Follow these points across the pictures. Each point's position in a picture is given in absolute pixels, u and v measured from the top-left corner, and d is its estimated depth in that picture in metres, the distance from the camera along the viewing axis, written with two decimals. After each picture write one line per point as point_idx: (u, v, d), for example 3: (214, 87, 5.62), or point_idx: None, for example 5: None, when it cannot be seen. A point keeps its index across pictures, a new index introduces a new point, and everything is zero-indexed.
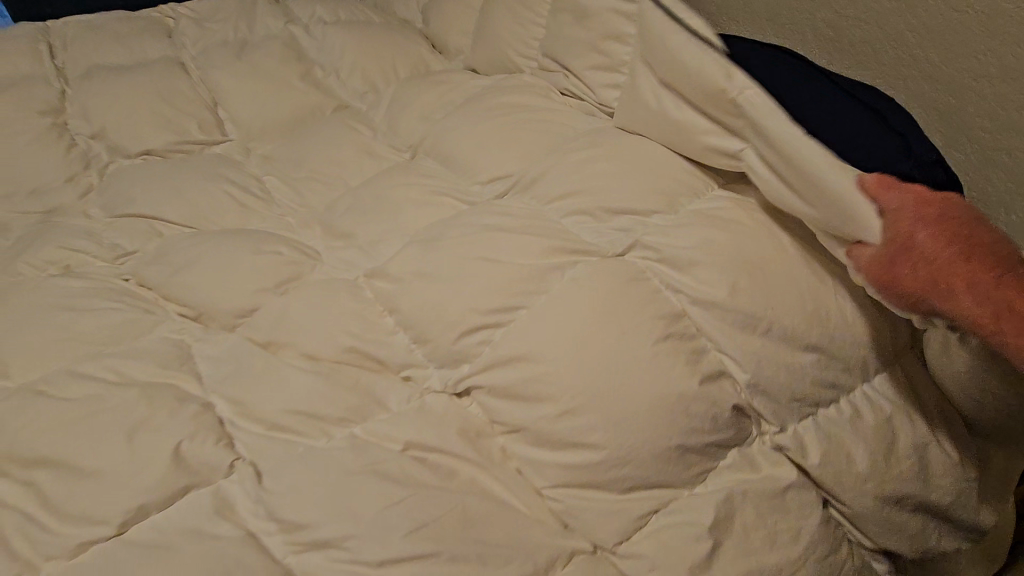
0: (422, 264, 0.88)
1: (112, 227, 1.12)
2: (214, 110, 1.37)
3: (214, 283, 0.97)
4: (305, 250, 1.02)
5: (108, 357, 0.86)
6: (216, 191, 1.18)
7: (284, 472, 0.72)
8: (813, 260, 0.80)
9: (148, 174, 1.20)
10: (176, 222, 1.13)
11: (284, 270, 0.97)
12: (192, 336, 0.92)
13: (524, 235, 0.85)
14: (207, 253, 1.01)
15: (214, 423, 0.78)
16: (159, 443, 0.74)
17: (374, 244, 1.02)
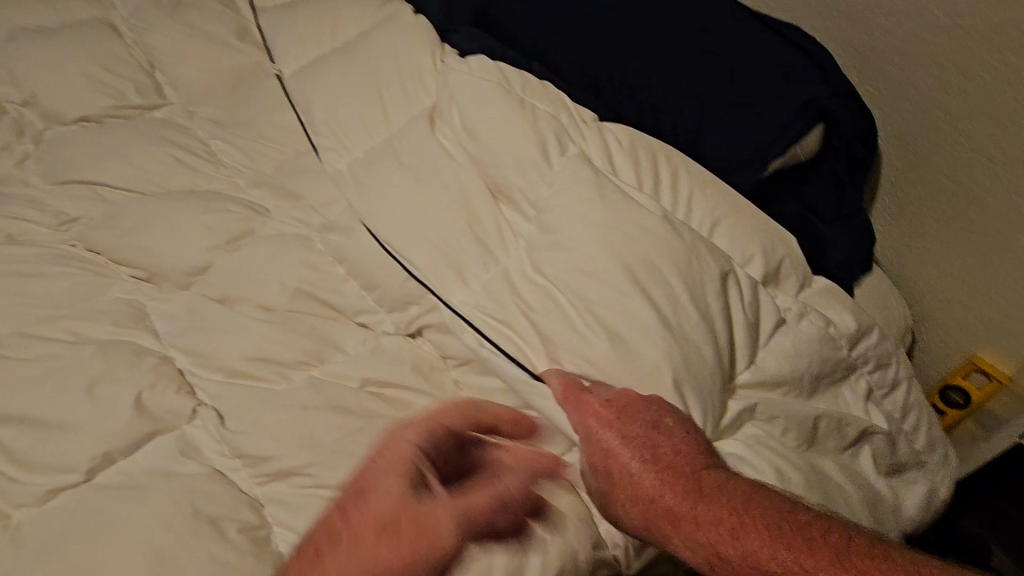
0: (370, 214, 0.90)
1: (53, 195, 1.10)
2: (151, 72, 1.33)
3: (164, 243, 0.97)
4: (254, 207, 1.03)
5: (61, 320, 0.87)
6: (160, 154, 1.16)
7: (247, 414, 0.76)
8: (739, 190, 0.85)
9: (86, 140, 1.18)
10: (120, 187, 1.12)
11: (236, 227, 0.99)
12: (146, 297, 0.93)
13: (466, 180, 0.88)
14: (154, 215, 1.01)
15: (175, 373, 0.81)
16: (120, 395, 0.76)
17: (323, 199, 1.03)
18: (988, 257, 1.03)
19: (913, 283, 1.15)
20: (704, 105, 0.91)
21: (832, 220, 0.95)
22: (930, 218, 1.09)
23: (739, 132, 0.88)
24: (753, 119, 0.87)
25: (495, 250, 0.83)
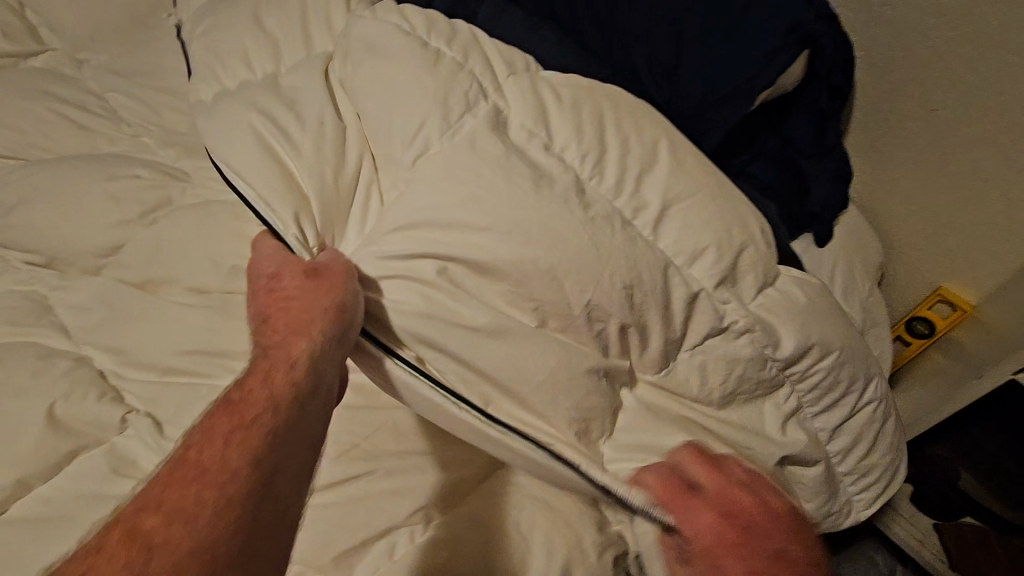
0: None
1: None
2: (24, 16, 1.13)
3: (59, 221, 0.81)
4: (170, 171, 0.87)
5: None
6: (42, 113, 0.97)
7: (187, 418, 0.65)
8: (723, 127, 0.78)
9: None
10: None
11: (148, 197, 0.83)
12: (48, 288, 0.79)
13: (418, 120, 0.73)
14: (41, 187, 0.84)
15: (93, 377, 0.68)
16: (25, 409, 0.64)
17: None
18: (961, 188, 1.01)
19: (885, 216, 1.13)
20: (681, 32, 0.82)
21: (811, 160, 0.90)
22: (904, 150, 1.06)
23: (723, 60, 0.79)
24: (736, 48, 0.79)
25: None
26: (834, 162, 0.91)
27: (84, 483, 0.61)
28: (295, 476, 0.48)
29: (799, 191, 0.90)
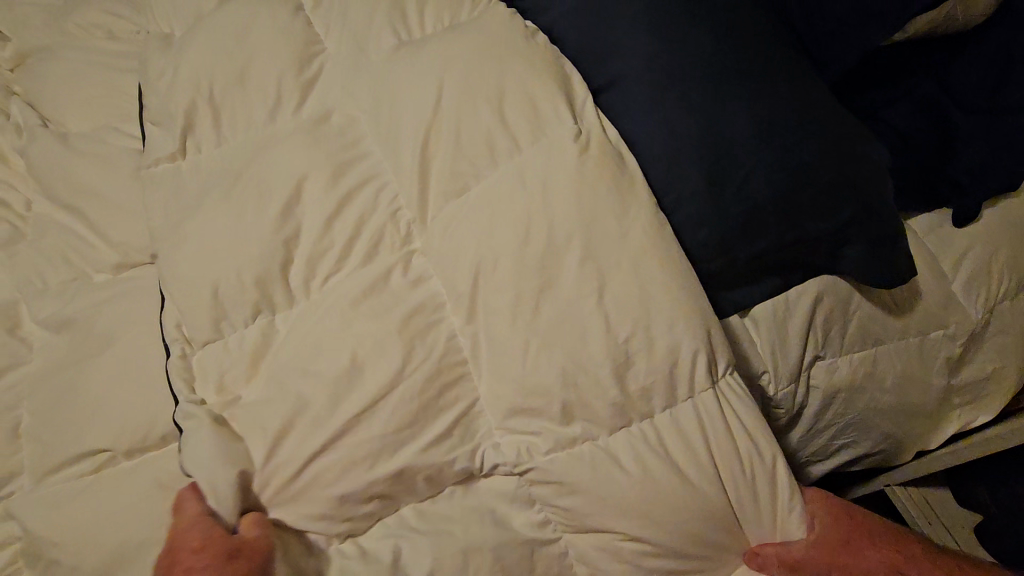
0: (338, 99, 0.79)
1: (26, 75, 0.98)
2: None
3: (115, 132, 0.87)
4: (209, 88, 0.82)
5: (28, 129, 0.88)
6: (102, 10, 1.03)
7: (194, 333, 0.66)
8: (787, 86, 0.67)
9: (46, 12, 1.07)
10: (70, 61, 0.97)
11: (170, 116, 0.83)
12: (87, 225, 0.79)
13: (434, 89, 0.72)
14: (102, 94, 0.91)
15: (122, 304, 0.71)
16: (89, 333, 0.69)
17: (278, 42, 0.84)
18: None
19: None
20: None
21: (949, 116, 0.74)
22: None
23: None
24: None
25: (466, 177, 0.68)
26: (983, 121, 0.73)
27: (91, 277, 0.76)
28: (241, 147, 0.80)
29: (940, 146, 0.73)
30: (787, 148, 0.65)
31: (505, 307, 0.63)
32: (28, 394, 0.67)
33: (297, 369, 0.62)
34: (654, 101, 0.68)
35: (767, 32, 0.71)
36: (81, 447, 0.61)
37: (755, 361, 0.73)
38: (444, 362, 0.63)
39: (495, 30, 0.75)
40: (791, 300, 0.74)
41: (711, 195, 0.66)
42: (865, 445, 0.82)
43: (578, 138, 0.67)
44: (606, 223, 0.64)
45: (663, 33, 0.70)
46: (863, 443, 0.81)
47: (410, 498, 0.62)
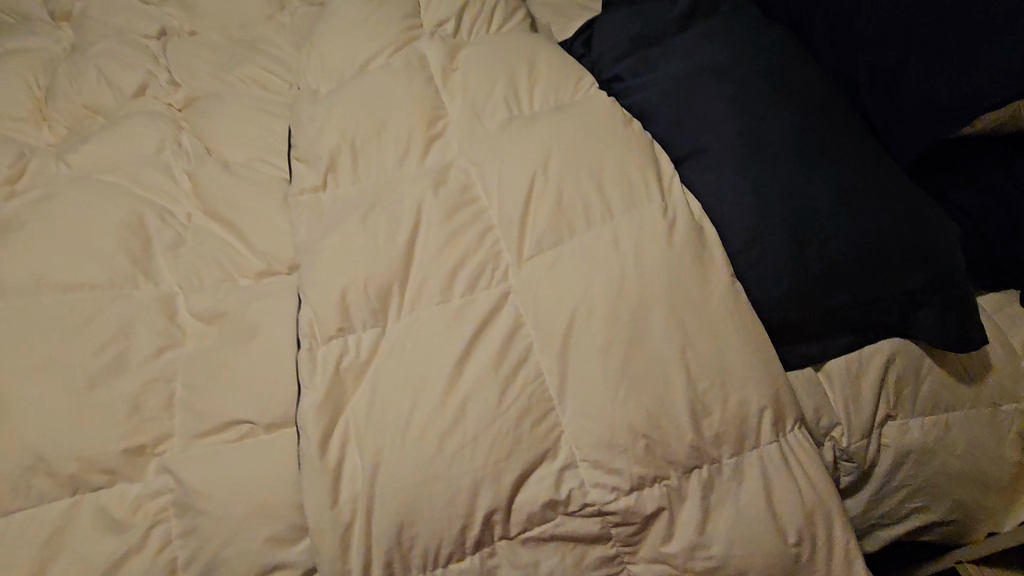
0: (461, 153, 0.92)
1: (190, 114, 1.16)
2: (250, 40, 1.35)
3: (265, 165, 1.02)
4: (350, 134, 0.97)
5: (196, 157, 1.05)
6: (260, 69, 1.23)
7: (315, 328, 0.74)
8: (862, 165, 0.76)
9: (209, 67, 1.27)
10: (229, 107, 1.14)
11: (313, 153, 0.97)
12: (237, 239, 0.92)
13: (548, 145, 0.84)
14: (254, 134, 1.07)
15: (259, 302, 0.81)
16: (232, 326, 0.79)
17: (411, 103, 1.00)
18: None
19: None
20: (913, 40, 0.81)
21: None
22: None
23: (967, 59, 0.75)
24: (887, 85, 0.82)
25: (572, 213, 0.76)
26: None
27: (237, 281, 0.88)
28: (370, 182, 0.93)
29: (1008, 229, 0.79)
30: (863, 219, 0.73)
31: (600, 334, 0.66)
32: (181, 371, 0.76)
33: (402, 373, 0.67)
34: (742, 169, 0.78)
35: (843, 119, 0.81)
36: (230, 417, 0.69)
37: (829, 414, 0.77)
38: (540, 384, 0.66)
39: (601, 109, 0.89)
40: (864, 359, 0.79)
41: (793, 252, 0.73)
42: (933, 513, 0.82)
43: (673, 195, 0.77)
44: (698, 261, 0.69)
45: (751, 115, 0.82)
46: (931, 510, 0.82)
47: (486, 529, 0.60)
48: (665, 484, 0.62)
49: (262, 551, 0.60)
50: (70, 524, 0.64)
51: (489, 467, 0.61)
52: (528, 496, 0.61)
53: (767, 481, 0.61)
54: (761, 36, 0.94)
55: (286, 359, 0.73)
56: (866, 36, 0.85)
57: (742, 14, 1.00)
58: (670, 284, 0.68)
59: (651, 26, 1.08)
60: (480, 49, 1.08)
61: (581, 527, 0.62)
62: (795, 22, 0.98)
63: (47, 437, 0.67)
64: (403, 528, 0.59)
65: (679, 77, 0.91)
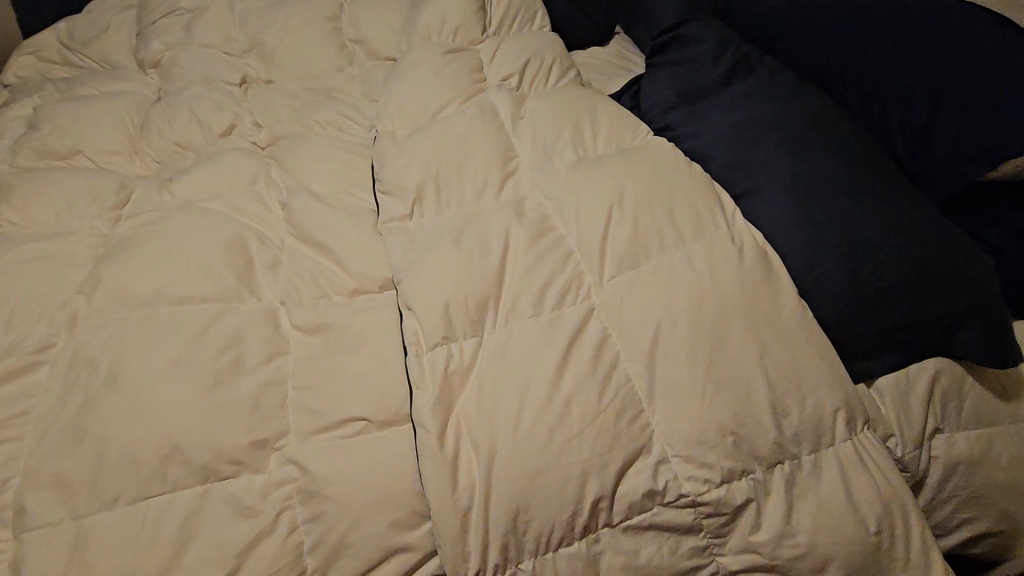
0: (535, 188, 1.03)
1: (274, 150, 1.27)
2: (322, 88, 1.48)
3: (350, 197, 1.13)
4: (432, 170, 1.08)
5: (286, 188, 1.15)
6: (335, 113, 1.36)
7: (420, 338, 0.82)
8: (903, 203, 0.87)
9: (286, 109, 1.39)
10: (311, 144, 1.25)
11: (399, 186, 1.07)
12: (331, 261, 1.01)
13: (620, 181, 0.95)
14: (337, 168, 1.18)
15: (360, 316, 0.89)
16: (336, 336, 0.87)
17: (487, 145, 1.11)
18: None
19: None
20: (940, 98, 0.93)
21: None
22: None
23: (989, 115, 0.87)
24: (918, 139, 0.95)
25: (649, 240, 0.86)
26: None
27: (333, 298, 0.96)
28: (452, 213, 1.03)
29: None
30: (909, 248, 0.83)
31: (685, 343, 0.74)
32: (292, 375, 0.83)
33: (507, 375, 0.74)
34: (796, 205, 0.89)
35: (882, 165, 0.93)
36: (346, 414, 0.76)
37: (884, 426, 0.84)
38: (633, 387, 0.74)
39: (663, 151, 1.01)
40: (912, 376, 0.87)
41: (848, 276, 0.83)
42: (983, 525, 0.87)
43: (737, 226, 0.88)
44: (767, 281, 0.79)
45: (800, 159, 0.93)
46: (981, 522, 0.87)
47: (593, 516, 0.66)
48: (752, 479, 0.68)
49: (387, 534, 0.66)
50: (202, 510, 0.69)
51: (595, 458, 0.67)
52: (628, 487, 0.68)
53: (844, 475, 0.68)
54: (801, 94, 1.07)
55: (395, 364, 0.80)
56: (897, 99, 0.99)
57: (779, 75, 1.14)
58: (745, 299, 0.77)
59: (696, 83, 1.22)
60: (544, 100, 1.21)
61: (677, 517, 0.68)
62: (829, 84, 1.13)
63: (182, 430, 0.73)
64: (518, 513, 0.65)
65: (731, 126, 1.04)
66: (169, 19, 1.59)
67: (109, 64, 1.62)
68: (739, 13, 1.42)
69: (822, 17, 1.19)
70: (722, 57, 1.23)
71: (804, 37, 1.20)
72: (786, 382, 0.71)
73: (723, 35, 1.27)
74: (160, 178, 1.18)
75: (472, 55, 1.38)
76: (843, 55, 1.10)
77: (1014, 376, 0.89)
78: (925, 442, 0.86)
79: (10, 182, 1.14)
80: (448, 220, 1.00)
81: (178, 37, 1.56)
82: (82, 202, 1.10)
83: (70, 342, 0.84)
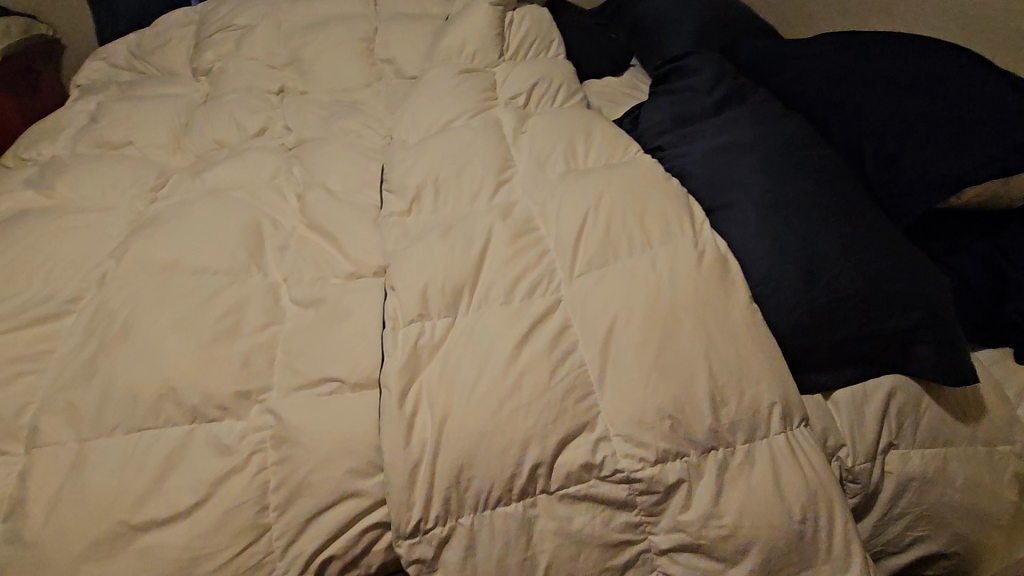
0: (524, 194, 1.11)
1: (298, 151, 1.40)
2: (349, 99, 1.62)
3: (358, 195, 1.23)
4: (433, 174, 1.18)
5: (303, 184, 1.26)
6: (358, 122, 1.48)
7: (397, 315, 0.89)
8: (865, 223, 0.91)
9: (313, 116, 1.52)
10: (330, 147, 1.37)
11: (402, 186, 1.17)
12: (333, 248, 1.11)
13: (600, 190, 1.02)
14: (351, 169, 1.29)
15: (350, 295, 0.98)
16: (325, 310, 0.95)
17: (486, 154, 1.21)
18: None
19: None
20: (912, 129, 0.98)
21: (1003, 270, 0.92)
22: None
23: (952, 147, 0.92)
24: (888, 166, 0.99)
25: (618, 242, 0.93)
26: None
27: (330, 279, 1.05)
28: (446, 212, 1.12)
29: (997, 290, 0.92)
30: (865, 264, 0.87)
31: (636, 333, 0.80)
32: (281, 340, 0.91)
33: (470, 350, 0.81)
34: (761, 220, 0.94)
35: (850, 188, 0.97)
36: (324, 376, 0.83)
37: (835, 435, 0.87)
38: (583, 370, 0.79)
39: (645, 166, 1.08)
40: (868, 391, 0.90)
41: (803, 287, 0.87)
42: (935, 545, 0.88)
43: (702, 235, 0.94)
44: (721, 284, 0.84)
45: (770, 178, 0.99)
46: (934, 542, 0.88)
47: (530, 481, 0.72)
48: (686, 461, 0.73)
49: (343, 480, 0.73)
50: (184, 446, 0.76)
51: (538, 428, 0.73)
52: (567, 458, 0.73)
53: (774, 466, 0.72)
54: (784, 120, 1.13)
55: (373, 337, 0.88)
56: (873, 129, 1.04)
57: (767, 104, 1.21)
58: (698, 298, 0.82)
59: (690, 110, 1.29)
60: (544, 118, 1.30)
61: (611, 491, 0.72)
62: (814, 115, 1.18)
63: (177, 375, 0.82)
64: (462, 471, 0.71)
65: (712, 148, 1.10)
66: (222, 34, 1.78)
67: (166, 71, 1.81)
68: (741, 50, 1.49)
69: (813, 56, 1.26)
70: (717, 87, 1.30)
71: (797, 72, 1.27)
72: (727, 375, 0.76)
73: (720, 67, 1.34)
74: (195, 169, 1.32)
75: (486, 76, 1.49)
76: (828, 90, 1.16)
77: (973, 400, 0.91)
78: (878, 457, 0.88)
79: (67, 164, 1.29)
80: (441, 218, 1.09)
81: (229, 51, 1.74)
82: (125, 184, 1.24)
83: (95, 297, 0.95)
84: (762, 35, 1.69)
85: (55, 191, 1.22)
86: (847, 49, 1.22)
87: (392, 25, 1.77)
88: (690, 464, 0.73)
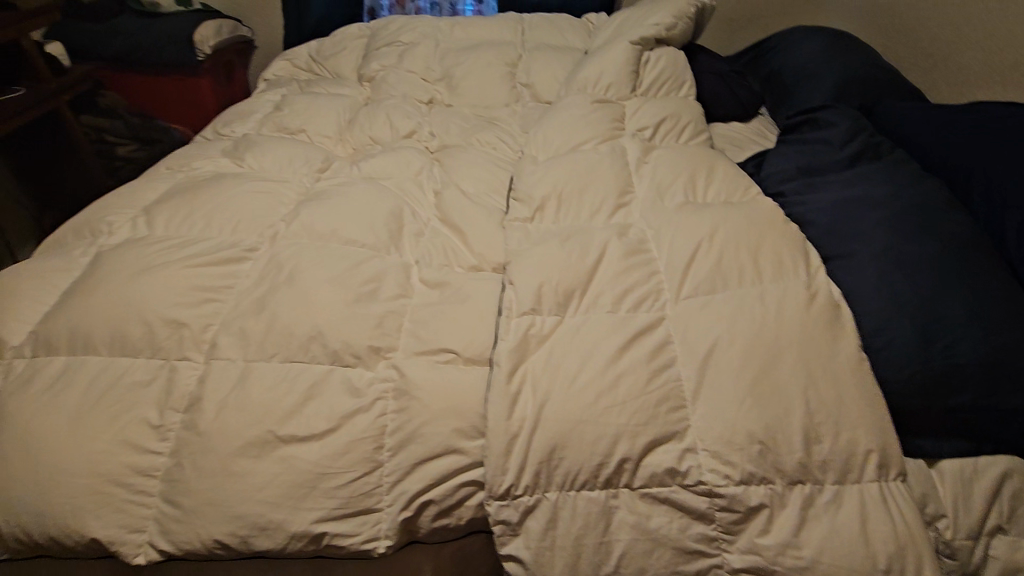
0: (641, 218, 1.18)
1: (439, 154, 1.57)
2: (488, 115, 1.78)
3: (487, 198, 1.36)
4: (558, 189, 1.28)
5: (441, 183, 1.42)
6: (494, 136, 1.64)
7: (513, 305, 0.99)
8: (998, 293, 0.88)
9: (456, 126, 1.70)
10: (468, 154, 1.52)
11: (528, 196, 1.28)
12: (460, 241, 1.23)
13: (717, 223, 1.07)
14: (484, 176, 1.43)
15: (471, 282, 1.09)
16: (449, 292, 1.07)
17: (610, 177, 1.29)
18: None
19: None
20: None
21: None
22: None
23: None
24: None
25: (729, 273, 0.97)
26: None
27: (454, 267, 1.17)
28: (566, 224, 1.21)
29: None
30: (992, 334, 0.84)
31: (737, 358, 0.83)
32: (409, 311, 1.04)
33: (575, 347, 0.89)
34: (881, 274, 0.94)
35: (987, 256, 0.94)
36: (442, 347, 0.95)
37: (934, 503, 0.84)
38: (679, 383, 0.84)
39: (765, 207, 1.11)
40: (978, 467, 0.85)
41: (918, 346, 0.86)
42: None
43: (816, 279, 0.95)
44: (830, 327, 0.86)
45: (897, 235, 0.98)
46: None
47: (615, 473, 0.77)
48: (770, 487, 0.75)
49: (449, 436, 0.83)
50: (324, 381, 0.90)
51: (630, 426, 0.79)
52: (653, 460, 0.78)
53: (862, 511, 0.72)
54: (921, 182, 1.11)
55: (489, 321, 0.98)
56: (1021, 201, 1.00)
57: (904, 164, 1.19)
58: (804, 336, 0.84)
59: (819, 161, 1.30)
60: (669, 151, 1.37)
61: (691, 500, 0.76)
62: (956, 180, 1.15)
63: (326, 323, 0.97)
64: (555, 449, 0.78)
65: (838, 199, 1.11)
66: (388, 48, 2.03)
67: (338, 75, 2.09)
68: (883, 109, 1.47)
69: (962, 123, 1.23)
70: (851, 142, 1.30)
71: (943, 136, 1.24)
72: (825, 414, 0.77)
73: (857, 123, 1.34)
74: (353, 159, 1.53)
75: (618, 108, 1.59)
76: (975, 157, 1.13)
77: None
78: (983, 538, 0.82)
79: (256, 141, 1.55)
80: (560, 229, 1.19)
81: (392, 63, 1.98)
82: (298, 164, 1.47)
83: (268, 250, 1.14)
84: (907, 97, 1.64)
85: (245, 162, 1.47)
86: (1003, 119, 1.18)
87: (536, 54, 1.93)
88: (774, 491, 0.75)
